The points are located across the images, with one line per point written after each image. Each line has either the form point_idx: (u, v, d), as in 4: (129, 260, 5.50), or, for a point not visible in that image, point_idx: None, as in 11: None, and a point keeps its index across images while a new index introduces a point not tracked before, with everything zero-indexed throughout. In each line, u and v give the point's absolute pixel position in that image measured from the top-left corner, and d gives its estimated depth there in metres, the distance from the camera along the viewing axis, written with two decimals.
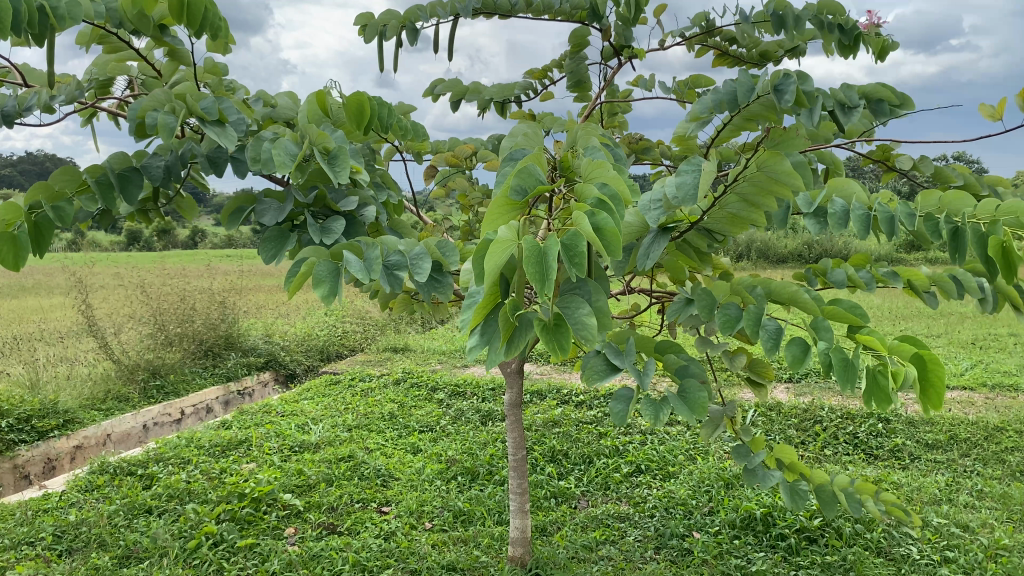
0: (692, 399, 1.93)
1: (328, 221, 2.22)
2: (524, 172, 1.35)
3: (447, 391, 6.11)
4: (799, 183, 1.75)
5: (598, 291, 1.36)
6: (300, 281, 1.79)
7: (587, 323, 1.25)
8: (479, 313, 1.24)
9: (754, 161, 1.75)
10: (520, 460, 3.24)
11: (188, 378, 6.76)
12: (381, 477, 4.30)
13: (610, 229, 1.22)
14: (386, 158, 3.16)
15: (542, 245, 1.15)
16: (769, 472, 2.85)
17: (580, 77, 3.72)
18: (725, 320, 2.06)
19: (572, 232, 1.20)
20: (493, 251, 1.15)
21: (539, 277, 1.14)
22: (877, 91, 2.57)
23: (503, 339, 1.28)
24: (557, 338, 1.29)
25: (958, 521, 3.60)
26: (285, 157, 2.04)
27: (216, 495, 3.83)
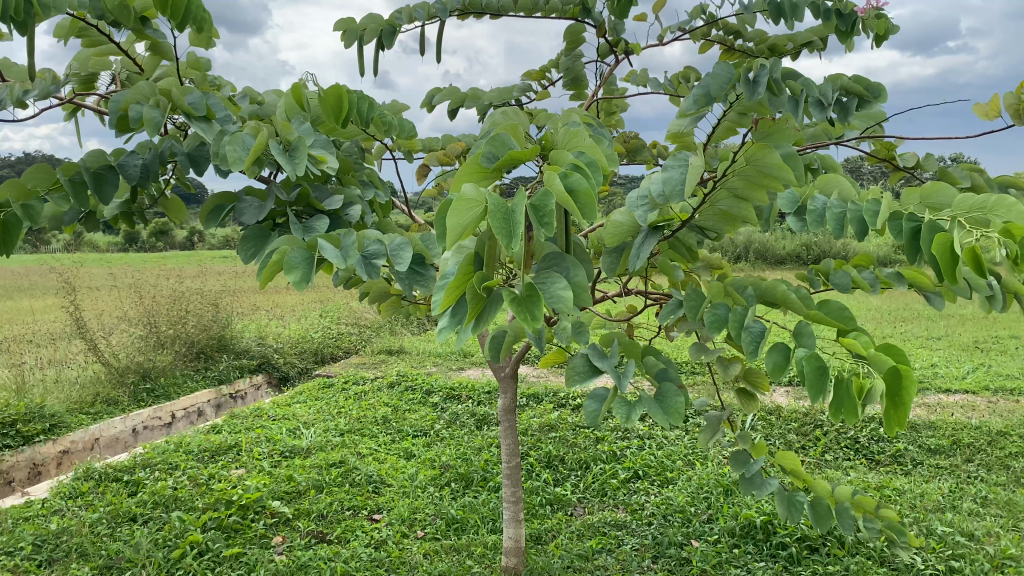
0: (670, 402, 1.84)
1: (312, 220, 2.13)
2: (496, 140, 1.35)
3: (441, 394, 6.02)
4: (789, 177, 1.66)
5: (576, 266, 1.29)
6: (272, 269, 1.71)
7: (563, 296, 1.21)
8: (451, 288, 1.18)
9: (741, 154, 1.66)
10: (515, 467, 3.15)
11: (179, 381, 6.66)
12: (372, 483, 4.21)
13: (584, 189, 1.20)
14: (376, 157, 3.07)
15: (509, 204, 1.12)
16: (767, 481, 2.75)
17: (577, 74, 3.63)
18: (713, 320, 1.96)
19: (542, 192, 1.17)
20: (457, 209, 1.13)
21: (506, 234, 1.10)
22: (851, 85, 2.36)
23: (472, 316, 1.20)
24: (529, 309, 1.18)
25: (963, 529, 3.50)
26: (237, 154, 1.97)
27: (203, 503, 3.73)
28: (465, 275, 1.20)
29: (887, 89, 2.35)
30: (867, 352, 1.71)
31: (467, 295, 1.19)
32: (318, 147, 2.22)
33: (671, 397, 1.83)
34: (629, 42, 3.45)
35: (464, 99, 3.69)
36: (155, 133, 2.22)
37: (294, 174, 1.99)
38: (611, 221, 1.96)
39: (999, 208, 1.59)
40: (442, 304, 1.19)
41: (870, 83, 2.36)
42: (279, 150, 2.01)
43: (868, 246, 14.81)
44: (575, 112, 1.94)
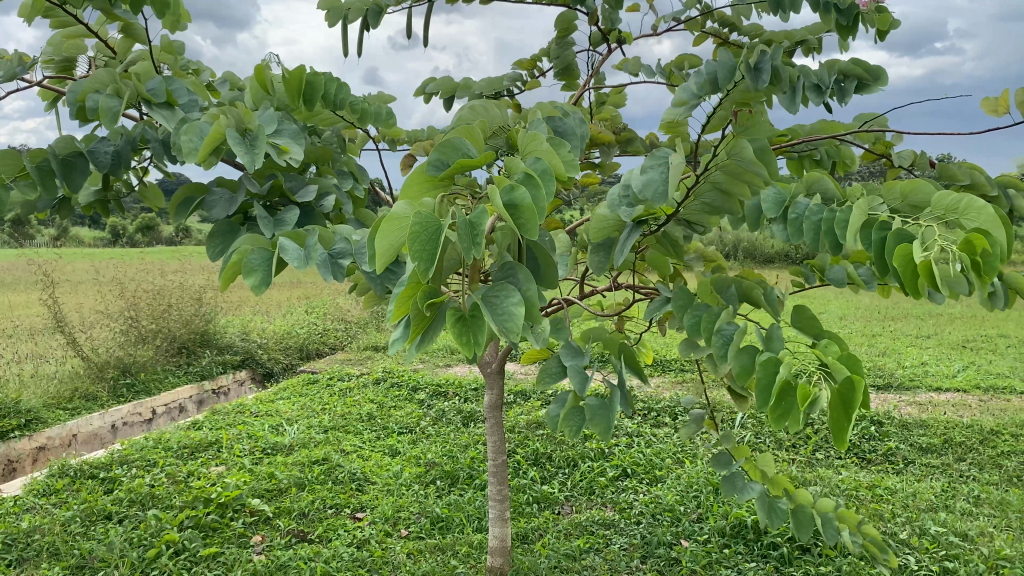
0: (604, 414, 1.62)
1: (282, 212, 2.04)
2: (446, 145, 1.17)
3: (428, 391, 5.92)
4: (766, 173, 1.50)
5: (529, 279, 1.16)
6: (231, 270, 1.59)
7: (515, 314, 1.05)
8: (395, 303, 1.10)
9: (721, 148, 1.50)
10: (500, 465, 3.06)
11: (161, 376, 6.54)
12: (356, 481, 4.12)
13: (527, 204, 1.01)
14: (359, 147, 2.98)
15: (436, 222, 0.99)
16: (746, 484, 2.66)
17: (568, 64, 3.55)
18: (693, 320, 1.82)
19: (478, 207, 1.01)
20: (383, 228, 1.01)
21: (427, 256, 0.99)
22: (850, 68, 2.29)
23: (414, 332, 1.11)
24: (472, 331, 1.09)
25: (956, 530, 3.44)
26: (192, 145, 1.89)
27: (180, 501, 3.63)
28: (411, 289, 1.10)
29: (888, 73, 2.29)
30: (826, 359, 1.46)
31: (410, 310, 1.10)
32: (287, 136, 2.09)
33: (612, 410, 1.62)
34: (622, 31, 3.37)
35: (456, 89, 3.60)
36: (113, 124, 2.13)
37: (251, 165, 1.87)
38: (594, 216, 1.85)
39: (969, 213, 1.37)
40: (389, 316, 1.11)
41: (870, 64, 2.28)
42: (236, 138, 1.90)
43: None
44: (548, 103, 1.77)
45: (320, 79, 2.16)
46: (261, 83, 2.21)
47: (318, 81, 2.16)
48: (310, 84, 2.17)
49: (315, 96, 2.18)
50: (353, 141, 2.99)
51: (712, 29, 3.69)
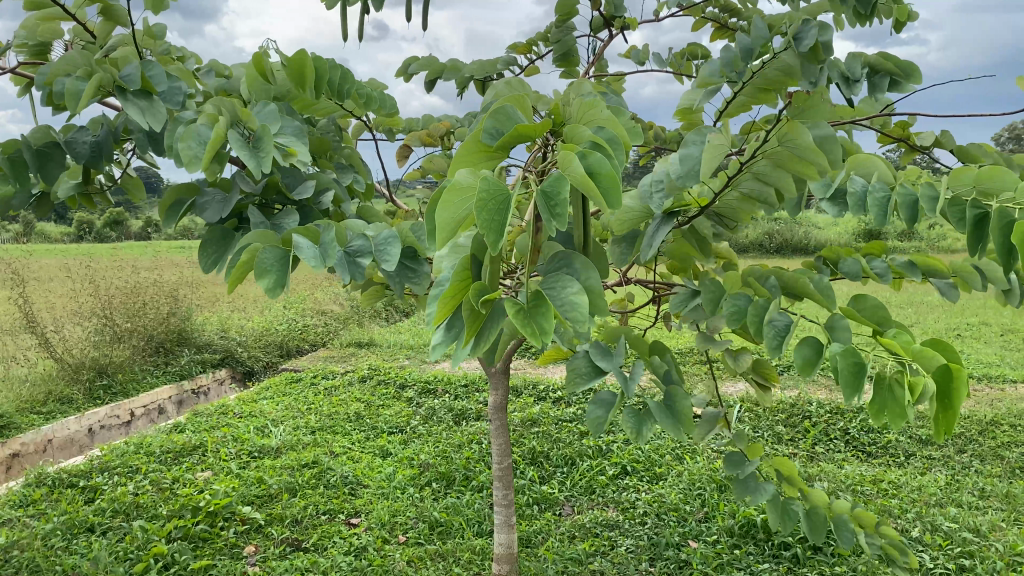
0: (678, 406, 1.63)
1: (279, 216, 1.91)
2: (500, 112, 1.10)
3: (416, 388, 5.78)
4: (827, 162, 1.36)
5: (588, 268, 1.05)
6: (240, 271, 1.46)
7: (577, 303, 0.96)
8: (443, 298, 0.96)
9: (772, 135, 1.37)
10: (505, 470, 2.93)
11: (138, 377, 6.34)
12: (349, 485, 3.98)
13: (606, 171, 0.98)
14: (354, 135, 2.83)
15: (505, 192, 0.90)
16: (761, 486, 2.45)
17: (568, 50, 3.43)
18: (732, 311, 1.72)
19: (552, 176, 0.95)
20: (446, 200, 0.93)
21: (496, 228, 0.89)
22: (878, 62, 2.19)
23: (470, 335, 0.97)
24: (538, 321, 0.94)
25: (969, 525, 3.37)
26: (191, 152, 1.72)
27: (167, 510, 3.48)
28: (462, 284, 0.99)
29: (922, 70, 2.18)
30: (912, 348, 1.41)
31: (462, 311, 0.97)
32: (289, 133, 1.96)
33: (681, 402, 1.63)
34: (625, 16, 3.25)
35: (443, 71, 3.46)
36: (79, 108, 1.96)
37: (259, 170, 1.74)
38: (623, 209, 1.71)
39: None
40: (434, 320, 0.98)
41: (901, 59, 2.18)
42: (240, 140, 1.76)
43: (830, 234, 14.89)
44: (592, 82, 1.65)
45: (325, 65, 2.07)
46: (259, 70, 2.08)
47: (324, 67, 2.07)
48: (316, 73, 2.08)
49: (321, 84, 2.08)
50: (347, 130, 2.85)
51: (712, 14, 3.59)
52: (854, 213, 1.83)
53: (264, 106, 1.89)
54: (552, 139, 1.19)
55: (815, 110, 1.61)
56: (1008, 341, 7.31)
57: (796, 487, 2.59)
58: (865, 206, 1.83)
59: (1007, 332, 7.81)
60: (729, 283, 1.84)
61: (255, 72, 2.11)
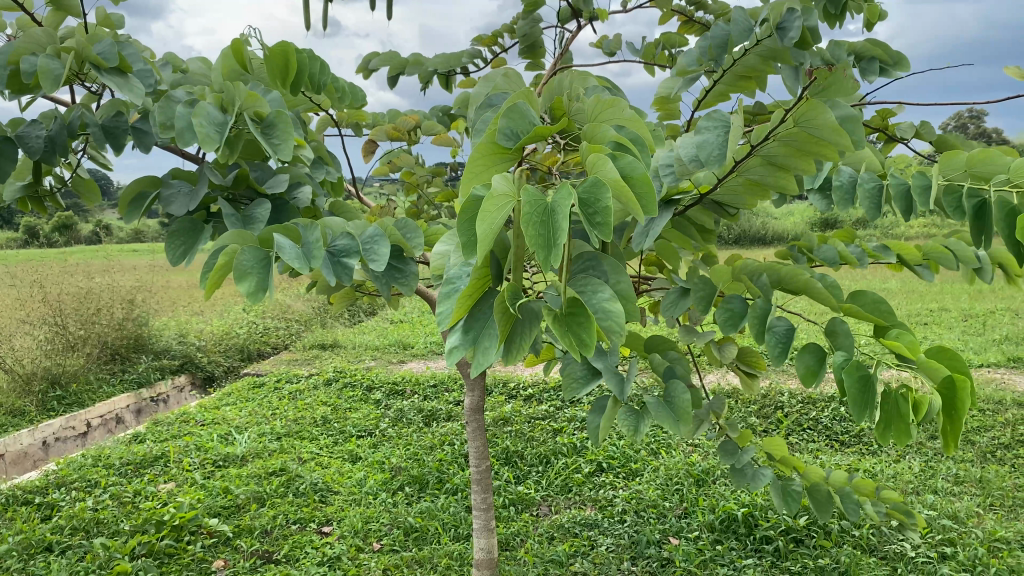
0: (678, 403, 1.53)
1: (251, 208, 1.81)
2: (513, 110, 1.01)
3: (384, 390, 5.67)
4: (849, 144, 1.32)
5: (618, 270, 1.00)
6: (217, 275, 1.37)
7: (612, 310, 0.89)
8: (463, 300, 0.91)
9: (789, 114, 1.33)
10: (484, 473, 2.83)
11: (94, 386, 6.11)
12: (319, 492, 3.87)
13: (641, 174, 0.92)
14: (318, 131, 2.72)
15: (548, 201, 0.83)
16: (758, 473, 2.40)
17: (535, 42, 3.34)
18: (726, 317, 1.69)
19: (591, 182, 0.86)
20: (483, 212, 0.83)
21: (546, 242, 0.81)
22: (867, 49, 2.15)
23: (502, 339, 0.92)
24: (575, 331, 0.87)
25: (946, 512, 3.38)
26: (206, 131, 1.65)
27: (129, 525, 3.34)
28: (481, 283, 0.93)
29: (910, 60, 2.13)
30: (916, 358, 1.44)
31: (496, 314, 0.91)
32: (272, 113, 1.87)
33: (679, 395, 1.52)
34: (592, 7, 3.18)
35: (406, 65, 3.36)
36: (54, 88, 1.84)
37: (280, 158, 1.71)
38: None
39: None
40: (454, 322, 0.92)
41: (890, 47, 2.14)
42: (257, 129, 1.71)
43: (786, 224, 15.04)
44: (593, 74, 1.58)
45: (306, 59, 1.99)
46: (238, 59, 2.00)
47: (303, 61, 1.99)
48: (297, 65, 2.00)
49: (302, 79, 2.02)
50: (313, 126, 2.74)
51: (678, 5, 3.53)
52: (841, 206, 1.81)
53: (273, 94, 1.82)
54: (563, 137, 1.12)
55: (836, 88, 1.62)
56: (967, 326, 7.41)
57: (787, 472, 2.56)
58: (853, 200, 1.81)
59: (966, 317, 7.92)
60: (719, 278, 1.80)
61: (234, 62, 2.04)
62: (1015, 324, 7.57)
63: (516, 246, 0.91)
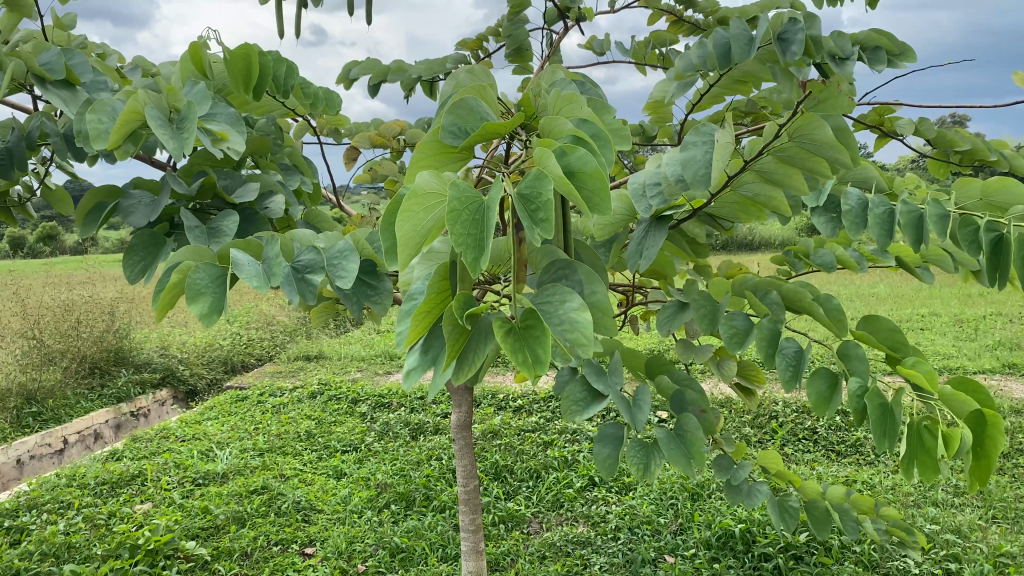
0: (690, 437, 1.48)
1: (218, 220, 1.70)
2: (460, 107, 0.90)
3: (369, 402, 5.53)
4: (848, 158, 1.22)
5: (593, 279, 0.88)
6: (170, 294, 1.25)
7: (578, 320, 0.76)
8: (418, 317, 0.80)
9: (785, 129, 1.21)
10: (472, 493, 2.71)
11: (71, 402, 5.94)
12: (302, 511, 3.73)
13: (592, 169, 0.80)
14: (295, 138, 2.60)
15: (480, 198, 0.73)
16: (756, 489, 2.29)
17: (521, 44, 3.23)
18: (731, 335, 1.57)
19: (532, 176, 0.76)
20: (405, 211, 0.75)
21: (473, 242, 0.71)
22: (873, 39, 2.05)
23: (451, 358, 0.79)
24: (530, 348, 0.75)
25: (949, 525, 3.29)
26: (100, 127, 1.53)
27: (102, 550, 3.20)
28: (440, 298, 0.81)
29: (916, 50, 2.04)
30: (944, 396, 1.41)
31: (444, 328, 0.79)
32: (223, 122, 1.73)
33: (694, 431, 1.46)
34: (580, 7, 3.07)
35: (388, 72, 3.24)
36: None
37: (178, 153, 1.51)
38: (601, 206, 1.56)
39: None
40: (408, 340, 0.80)
41: (896, 34, 2.04)
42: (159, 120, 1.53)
43: (775, 229, 15.00)
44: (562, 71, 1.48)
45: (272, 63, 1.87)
46: (197, 63, 1.89)
47: (268, 65, 1.87)
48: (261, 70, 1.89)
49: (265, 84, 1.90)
50: (290, 132, 2.62)
51: (668, 6, 3.43)
52: (853, 232, 1.63)
53: (194, 86, 1.65)
54: (524, 133, 1.00)
55: (830, 102, 1.47)
56: (960, 331, 7.35)
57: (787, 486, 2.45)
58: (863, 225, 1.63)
59: (958, 322, 7.86)
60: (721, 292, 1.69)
61: (191, 65, 1.93)
62: (1007, 328, 7.51)
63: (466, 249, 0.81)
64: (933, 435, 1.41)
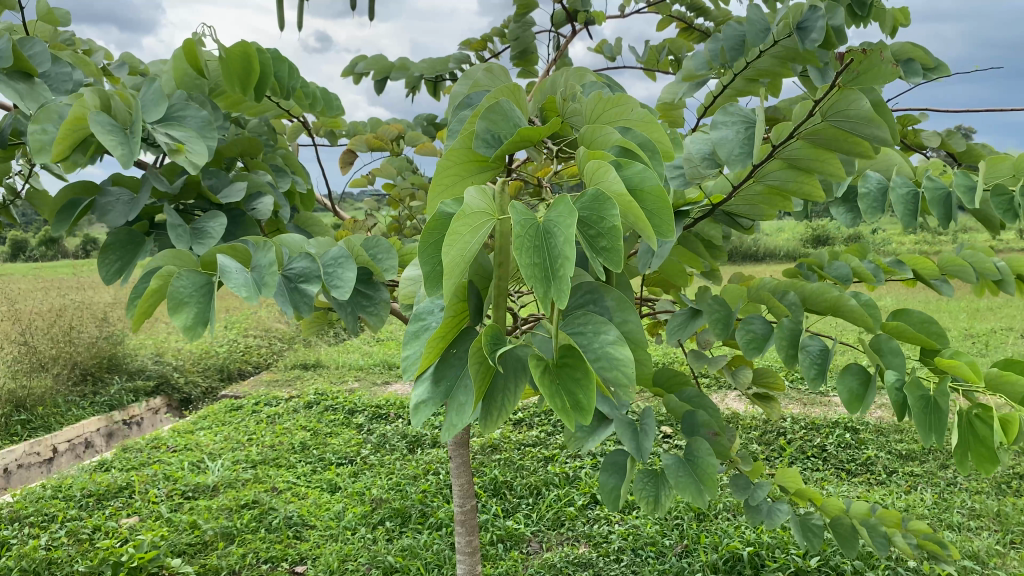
0: (703, 465, 1.33)
1: (202, 221, 1.58)
2: (494, 110, 0.80)
3: (367, 413, 5.41)
4: (889, 137, 1.13)
5: (624, 307, 0.77)
6: (150, 301, 1.14)
7: (620, 355, 0.66)
8: (436, 342, 0.68)
9: (821, 107, 1.11)
10: (469, 512, 2.58)
11: (63, 410, 5.83)
12: (293, 527, 3.61)
13: (653, 187, 0.70)
14: (290, 139, 2.48)
15: (541, 221, 0.61)
16: (773, 510, 2.15)
17: (527, 47, 3.12)
18: (748, 340, 1.44)
19: (589, 196, 0.65)
20: (453, 235, 0.61)
21: (541, 274, 0.59)
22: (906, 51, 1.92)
23: (479, 398, 0.67)
24: (569, 391, 0.64)
25: (966, 551, 3.16)
26: (45, 136, 1.43)
27: (84, 566, 3.08)
28: (454, 322, 0.71)
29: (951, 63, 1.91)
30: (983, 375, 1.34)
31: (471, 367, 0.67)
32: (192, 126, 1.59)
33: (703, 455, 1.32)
34: (588, 10, 2.97)
35: (390, 70, 3.14)
36: None
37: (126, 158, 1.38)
38: None
39: None
40: (420, 365, 0.70)
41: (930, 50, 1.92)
42: (107, 126, 1.41)
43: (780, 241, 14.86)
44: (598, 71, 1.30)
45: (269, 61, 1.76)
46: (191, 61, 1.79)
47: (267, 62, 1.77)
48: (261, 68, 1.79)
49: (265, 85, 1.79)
50: (284, 133, 2.51)
51: (678, 13, 3.32)
52: (871, 217, 1.56)
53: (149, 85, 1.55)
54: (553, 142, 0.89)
55: (872, 74, 1.26)
56: (970, 347, 7.22)
57: (803, 507, 2.32)
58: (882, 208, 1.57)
59: (967, 337, 7.72)
60: (735, 299, 1.57)
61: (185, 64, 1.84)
62: (1019, 344, 7.37)
63: (499, 272, 0.69)
64: (987, 424, 1.35)
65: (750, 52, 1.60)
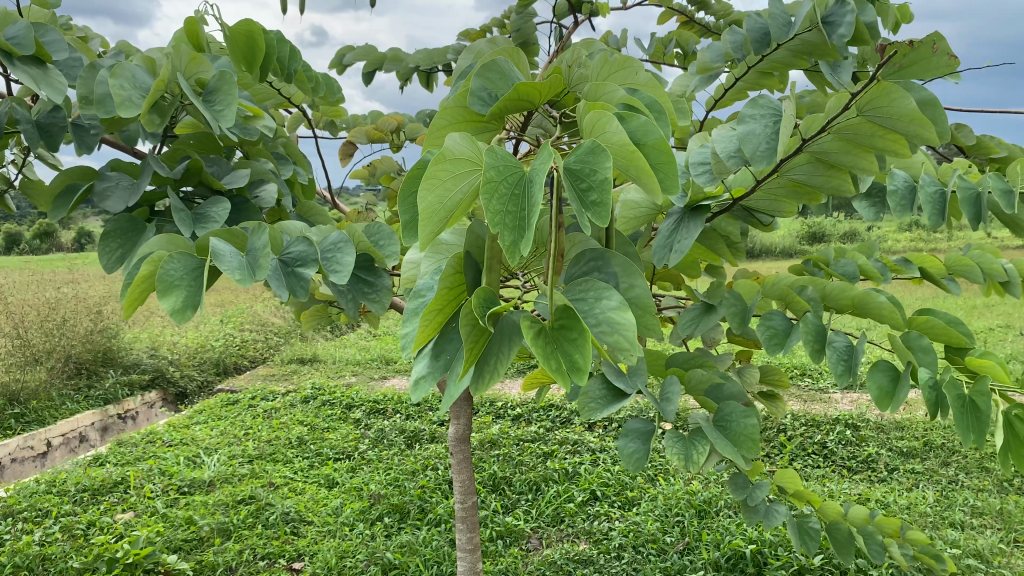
0: (739, 430, 1.29)
1: (204, 207, 1.54)
2: (491, 68, 0.76)
3: (364, 408, 5.37)
4: (934, 134, 1.02)
5: (631, 272, 0.74)
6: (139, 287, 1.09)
7: (623, 320, 0.62)
8: (429, 313, 0.65)
9: (859, 99, 1.04)
10: (469, 509, 2.54)
11: (57, 403, 5.78)
12: (290, 523, 3.57)
13: (656, 140, 0.67)
14: (289, 130, 2.44)
15: (523, 169, 0.59)
16: (774, 509, 2.12)
17: (527, 39, 3.07)
18: (770, 337, 1.40)
19: (585, 148, 0.61)
20: (428, 179, 0.60)
21: (513, 222, 0.58)
22: None
23: (470, 362, 0.63)
24: (565, 353, 0.60)
25: (968, 549, 3.14)
26: (125, 93, 1.42)
27: (78, 563, 3.04)
28: (452, 294, 0.67)
29: None
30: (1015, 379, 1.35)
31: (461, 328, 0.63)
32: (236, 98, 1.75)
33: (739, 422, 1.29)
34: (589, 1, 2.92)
35: (384, 60, 3.08)
36: None
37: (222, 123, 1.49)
38: (624, 203, 1.43)
39: None
40: (416, 341, 0.65)
41: None
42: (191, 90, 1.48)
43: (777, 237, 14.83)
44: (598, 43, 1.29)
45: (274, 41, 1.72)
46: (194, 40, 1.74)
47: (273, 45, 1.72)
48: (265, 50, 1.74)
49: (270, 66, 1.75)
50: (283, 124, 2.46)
51: (680, 6, 3.28)
52: (900, 214, 1.50)
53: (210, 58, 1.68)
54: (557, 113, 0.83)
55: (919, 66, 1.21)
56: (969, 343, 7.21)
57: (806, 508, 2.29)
58: (911, 205, 1.51)
59: None
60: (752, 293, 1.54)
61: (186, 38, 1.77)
62: (1018, 341, 7.36)
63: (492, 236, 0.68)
64: None
65: (773, 44, 1.55)
